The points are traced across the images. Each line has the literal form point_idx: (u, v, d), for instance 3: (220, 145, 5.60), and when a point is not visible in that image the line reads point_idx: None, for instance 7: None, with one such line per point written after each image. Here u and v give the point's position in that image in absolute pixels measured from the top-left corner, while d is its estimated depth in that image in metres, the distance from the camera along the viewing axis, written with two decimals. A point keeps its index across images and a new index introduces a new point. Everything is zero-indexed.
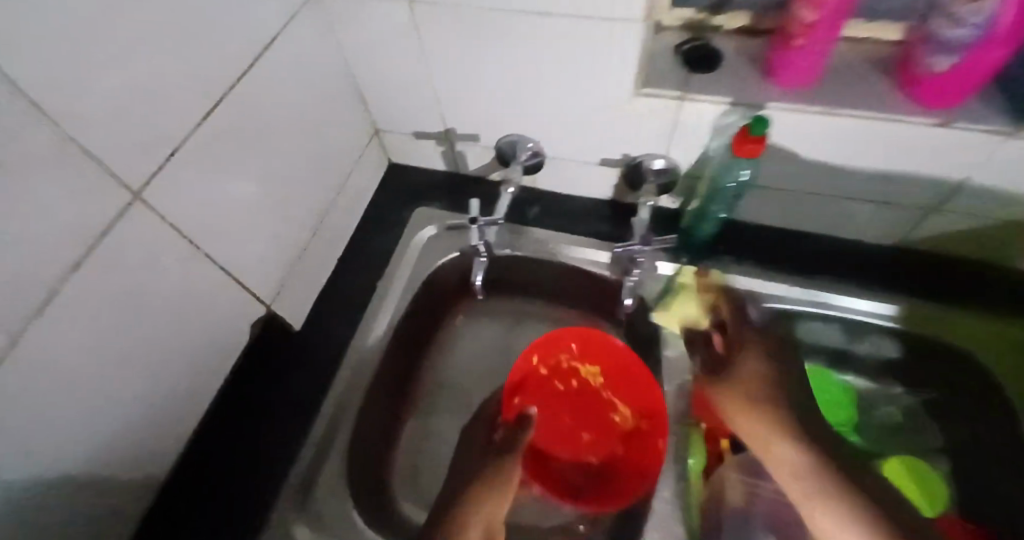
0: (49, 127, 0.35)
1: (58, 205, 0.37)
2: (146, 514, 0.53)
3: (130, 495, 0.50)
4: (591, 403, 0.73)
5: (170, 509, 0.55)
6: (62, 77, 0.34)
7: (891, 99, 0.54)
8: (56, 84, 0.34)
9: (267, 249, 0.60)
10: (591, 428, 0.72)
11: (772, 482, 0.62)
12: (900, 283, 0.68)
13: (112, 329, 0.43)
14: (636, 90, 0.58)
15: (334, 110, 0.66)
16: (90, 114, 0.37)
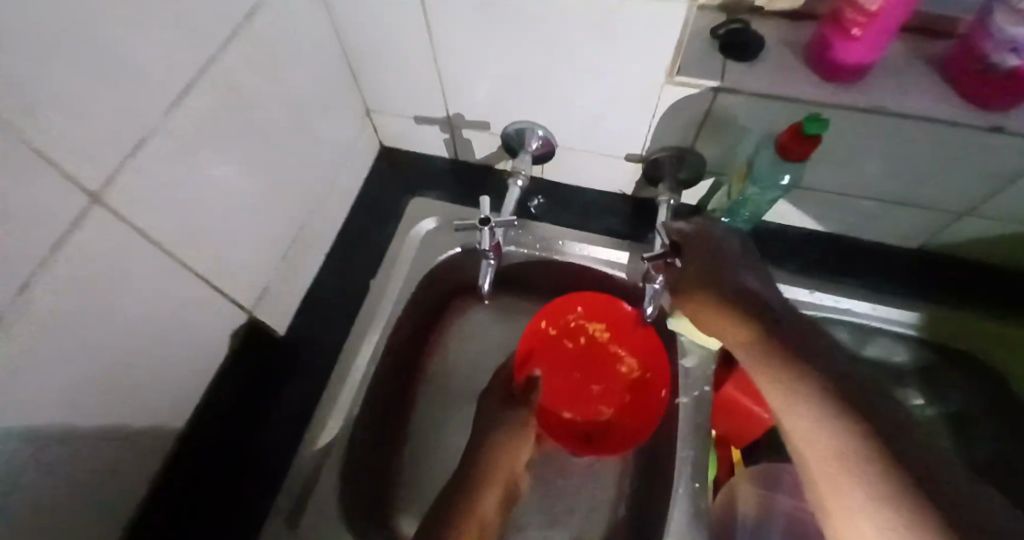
0: None
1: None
2: None
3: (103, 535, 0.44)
4: (600, 359, 0.71)
5: None
6: None
7: (941, 97, 0.49)
8: None
9: (251, 250, 0.53)
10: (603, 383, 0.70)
11: (788, 495, 0.60)
12: (921, 289, 0.64)
13: (70, 361, 0.36)
14: (669, 79, 0.51)
15: (323, 90, 0.58)
16: (27, 103, 0.29)
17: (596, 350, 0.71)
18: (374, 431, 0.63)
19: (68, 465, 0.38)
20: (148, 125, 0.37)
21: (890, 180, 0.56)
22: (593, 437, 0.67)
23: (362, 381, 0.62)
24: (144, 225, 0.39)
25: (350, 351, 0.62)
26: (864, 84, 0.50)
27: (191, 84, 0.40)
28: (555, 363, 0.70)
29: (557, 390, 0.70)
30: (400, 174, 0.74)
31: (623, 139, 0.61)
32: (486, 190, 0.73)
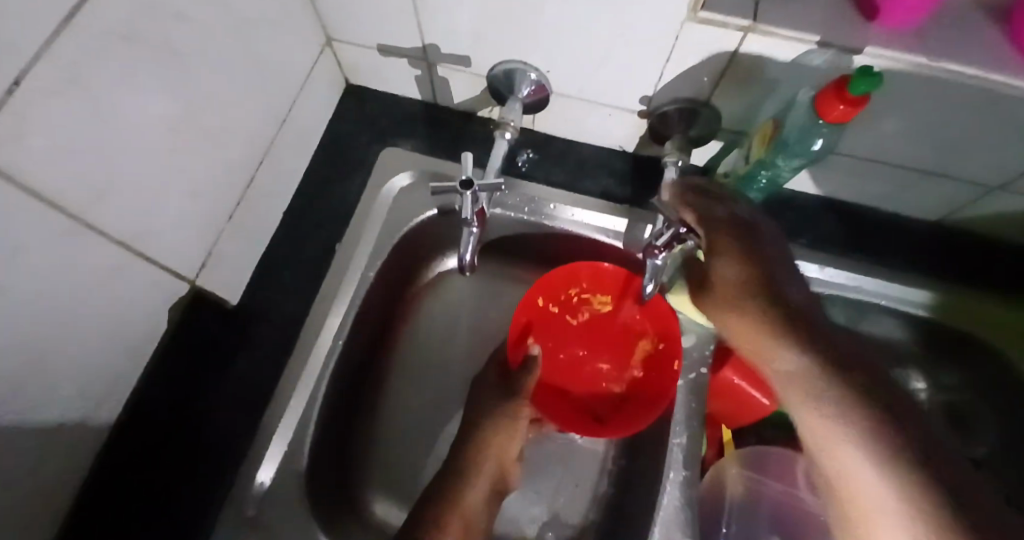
0: None
1: None
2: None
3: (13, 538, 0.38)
4: (604, 336, 0.64)
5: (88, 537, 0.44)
6: None
7: (1002, 53, 0.42)
8: None
9: (186, 208, 0.44)
10: (609, 359, 0.64)
11: (775, 480, 0.57)
12: (934, 267, 0.60)
13: None
14: (691, 15, 0.42)
15: (272, 10, 0.48)
16: None
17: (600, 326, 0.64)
18: (342, 409, 0.58)
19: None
20: (34, 47, 0.27)
21: (925, 148, 0.50)
22: (603, 416, 0.60)
23: (326, 361, 0.54)
24: (32, 182, 0.30)
25: (314, 323, 0.54)
26: (922, 34, 0.42)
27: None
28: (553, 341, 0.64)
29: (556, 369, 0.63)
30: (368, 117, 0.64)
31: (629, 87, 0.52)
32: (467, 139, 0.64)
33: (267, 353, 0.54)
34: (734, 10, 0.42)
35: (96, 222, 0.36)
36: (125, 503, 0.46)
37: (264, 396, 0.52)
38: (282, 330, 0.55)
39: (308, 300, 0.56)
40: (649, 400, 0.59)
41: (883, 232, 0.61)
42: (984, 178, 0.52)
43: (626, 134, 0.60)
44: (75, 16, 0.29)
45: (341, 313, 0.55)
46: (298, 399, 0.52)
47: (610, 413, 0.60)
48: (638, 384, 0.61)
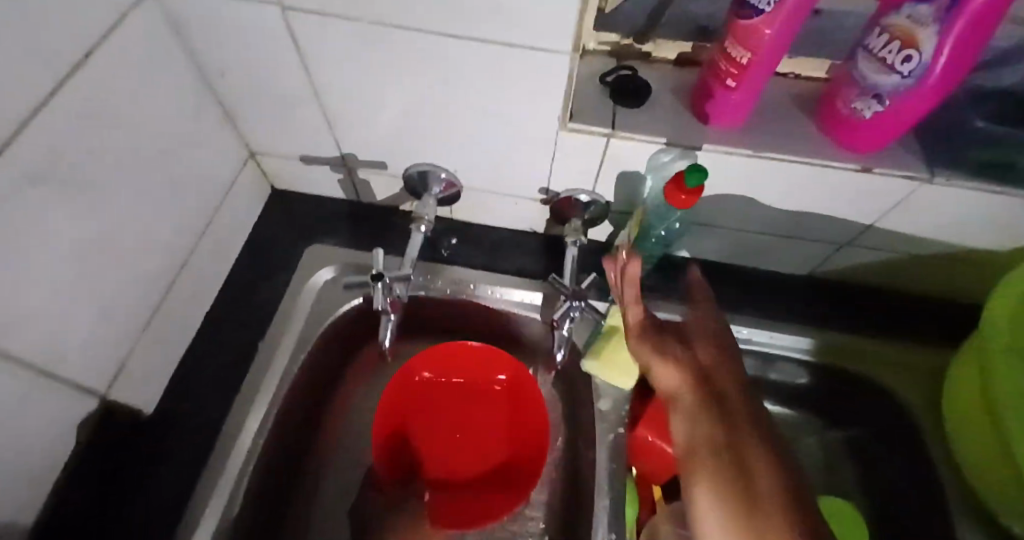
0: None
1: None
2: None
3: None
4: (469, 405, 0.68)
5: None
6: None
7: (815, 139, 0.52)
8: None
9: (101, 321, 0.46)
10: (447, 417, 0.68)
11: None
12: (813, 314, 0.67)
13: None
14: (563, 125, 0.51)
15: (191, 132, 0.53)
16: None
17: (454, 396, 0.68)
18: (268, 508, 0.57)
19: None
20: None
21: (775, 217, 0.59)
22: (438, 457, 0.67)
23: (247, 461, 0.54)
24: None
25: (233, 423, 0.55)
26: (747, 131, 0.51)
27: (15, 135, 0.34)
28: (406, 410, 0.67)
29: (436, 447, 0.67)
30: (293, 217, 0.69)
31: (525, 179, 0.60)
32: (389, 231, 0.69)
33: (184, 461, 0.53)
34: (595, 120, 0.51)
35: (8, 347, 0.37)
36: None
37: (181, 504, 0.51)
38: (202, 434, 0.55)
39: (233, 399, 0.57)
40: (457, 451, 0.67)
41: (767, 285, 0.69)
42: (833, 235, 0.61)
43: (532, 217, 0.67)
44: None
45: (263, 410, 0.56)
46: (217, 500, 0.51)
47: (496, 495, 0.64)
48: (452, 437, 0.68)
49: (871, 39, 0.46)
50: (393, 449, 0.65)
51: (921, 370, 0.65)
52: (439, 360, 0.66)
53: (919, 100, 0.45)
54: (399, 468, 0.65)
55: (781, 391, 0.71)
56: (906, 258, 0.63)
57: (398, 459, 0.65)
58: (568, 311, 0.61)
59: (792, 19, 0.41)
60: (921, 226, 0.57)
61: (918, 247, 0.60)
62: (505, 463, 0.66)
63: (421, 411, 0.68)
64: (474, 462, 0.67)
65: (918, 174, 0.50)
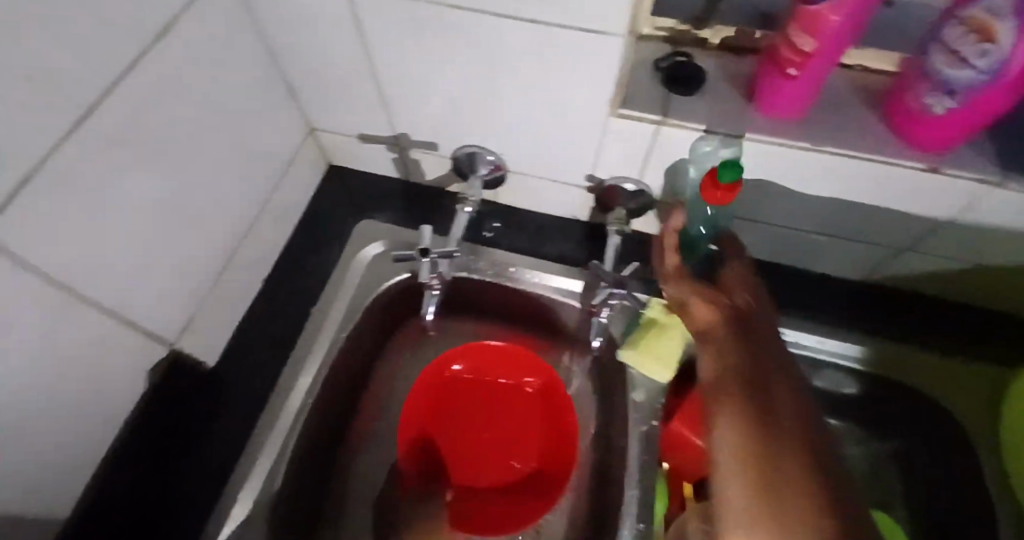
0: None
1: None
2: None
3: None
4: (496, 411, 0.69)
5: None
6: None
7: (878, 135, 0.50)
8: None
9: (171, 278, 0.49)
10: (471, 414, 0.69)
11: None
12: (865, 320, 0.64)
13: None
14: (612, 111, 0.51)
15: (258, 107, 0.56)
16: None
17: (480, 394, 0.70)
18: (314, 466, 0.61)
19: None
20: (46, 148, 0.34)
21: (830, 216, 0.57)
22: (461, 456, 0.68)
23: (294, 420, 0.57)
24: (37, 259, 0.36)
25: (284, 384, 0.59)
26: (806, 122, 0.50)
27: (100, 101, 0.37)
28: (433, 405, 0.68)
29: (461, 449, 0.68)
30: (347, 193, 0.72)
31: (572, 164, 0.60)
32: (436, 211, 0.71)
33: (237, 412, 0.57)
34: (646, 108, 0.50)
35: (92, 295, 0.41)
36: None
37: (234, 453, 0.55)
38: (255, 390, 0.59)
39: (284, 361, 0.60)
40: (479, 451, 0.68)
41: (818, 288, 0.66)
42: (892, 239, 0.59)
43: (576, 204, 0.67)
44: (84, 119, 0.37)
45: (311, 373, 0.60)
46: (266, 454, 0.55)
47: (516, 501, 0.64)
48: (475, 437, 0.69)
49: (945, 32, 0.43)
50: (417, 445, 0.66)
51: (972, 384, 0.63)
52: (471, 354, 0.69)
53: (996, 96, 0.43)
54: (421, 462, 0.66)
55: (826, 399, 0.68)
56: (972, 268, 0.59)
57: (421, 455, 0.67)
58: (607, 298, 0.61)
59: (859, 7, 0.39)
60: (991, 233, 0.53)
61: (987, 256, 0.57)
62: (528, 474, 0.66)
63: (447, 406, 0.69)
64: (497, 461, 0.67)
65: (989, 177, 0.48)
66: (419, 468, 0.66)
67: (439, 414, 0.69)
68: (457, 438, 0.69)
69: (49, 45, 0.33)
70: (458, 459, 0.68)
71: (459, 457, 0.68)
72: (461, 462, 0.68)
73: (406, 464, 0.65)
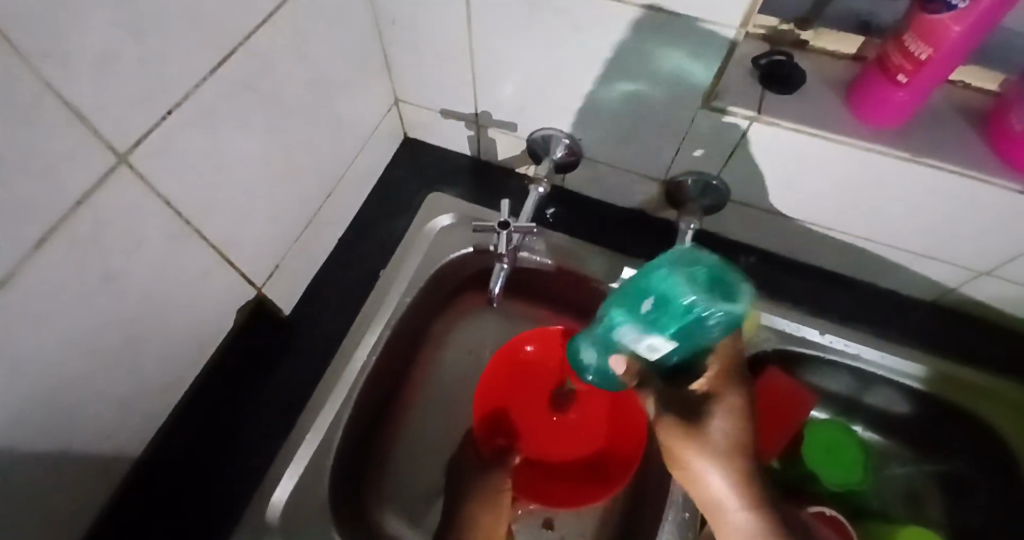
0: (32, 77, 0.27)
1: (35, 174, 0.29)
2: (133, 491, 0.48)
3: (92, 496, 0.44)
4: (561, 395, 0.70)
5: (161, 494, 0.50)
6: (50, 16, 0.27)
7: (975, 153, 0.49)
8: (50, 25, 0.27)
9: (266, 227, 0.52)
10: (542, 395, 0.70)
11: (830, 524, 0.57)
12: (930, 341, 0.63)
13: (88, 311, 0.36)
14: (705, 104, 0.51)
15: (355, 72, 0.58)
16: (83, 63, 0.30)
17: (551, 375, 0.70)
18: (368, 421, 0.63)
19: (43, 424, 0.37)
20: (185, 89, 0.37)
21: (912, 231, 0.57)
22: (530, 430, 0.70)
23: (357, 376, 0.60)
24: (165, 191, 0.39)
25: (351, 340, 0.61)
26: (904, 132, 0.49)
27: (234, 51, 0.40)
28: (504, 384, 0.69)
29: (529, 426, 0.70)
30: (422, 165, 0.73)
31: (651, 154, 0.61)
32: (505, 190, 0.72)
33: (308, 360, 0.60)
34: (742, 103, 0.50)
35: (202, 232, 0.44)
36: (188, 469, 0.52)
37: (299, 399, 0.58)
38: (324, 343, 0.61)
39: (351, 319, 0.62)
40: (548, 430, 0.70)
41: (882, 303, 0.66)
42: (971, 262, 0.57)
43: (649, 197, 0.67)
44: (219, 67, 0.39)
45: (377, 332, 0.62)
46: (330, 405, 0.58)
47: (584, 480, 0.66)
48: (544, 416, 0.70)
49: None
50: (489, 420, 0.68)
51: None
52: (546, 339, 0.67)
53: None
54: (494, 439, 0.68)
55: (880, 417, 0.69)
56: None
57: (492, 431, 0.68)
58: None
59: (984, 20, 0.39)
60: None
61: None
62: (591, 457, 0.68)
63: (518, 385, 0.70)
64: (566, 440, 0.69)
65: None
66: (489, 442, 0.68)
67: (508, 391, 0.69)
68: (527, 416, 0.70)
69: None
70: (530, 438, 0.70)
71: (526, 434, 0.70)
72: (530, 439, 0.70)
73: (481, 440, 0.67)
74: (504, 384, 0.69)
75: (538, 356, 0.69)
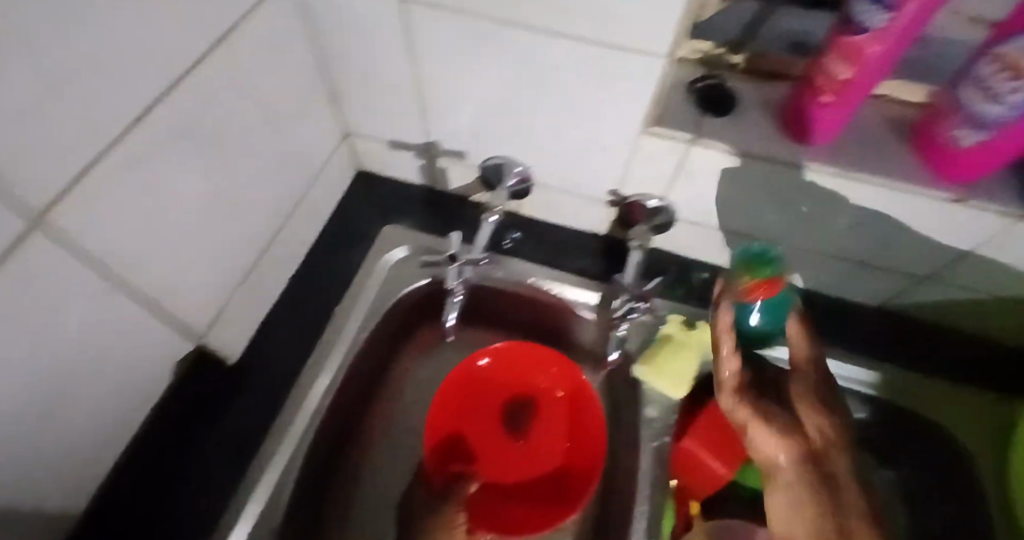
0: None
1: None
2: None
3: None
4: (519, 415, 0.70)
5: None
6: None
7: (906, 165, 0.50)
8: None
9: (209, 271, 0.51)
10: (497, 417, 0.70)
11: None
12: (874, 348, 0.66)
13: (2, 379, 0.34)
14: (645, 128, 0.52)
15: (300, 109, 0.57)
16: None
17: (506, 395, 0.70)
18: (324, 463, 0.61)
19: None
20: (110, 141, 0.35)
21: (853, 242, 0.58)
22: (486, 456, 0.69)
23: (310, 420, 0.58)
24: (87, 246, 0.37)
25: (305, 381, 0.59)
26: (835, 147, 0.50)
27: (162, 98, 0.39)
28: (460, 405, 0.69)
29: (487, 448, 0.69)
30: (375, 197, 0.73)
31: (599, 178, 0.61)
32: (459, 219, 0.72)
33: (257, 406, 0.58)
34: (680, 127, 0.52)
35: (133, 283, 0.42)
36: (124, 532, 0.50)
37: (248, 449, 0.56)
38: (276, 387, 0.59)
39: (304, 358, 0.61)
40: (504, 453, 0.69)
41: (828, 312, 0.68)
42: (910, 268, 0.59)
43: (603, 221, 0.68)
44: (146, 115, 0.38)
45: (330, 373, 0.60)
46: (283, 451, 0.56)
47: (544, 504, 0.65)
48: (499, 439, 0.70)
49: (980, 66, 0.43)
50: (445, 447, 0.67)
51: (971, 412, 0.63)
52: (503, 355, 0.69)
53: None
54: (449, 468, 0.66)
55: None
56: (988, 301, 0.60)
57: (449, 458, 0.67)
58: (629, 311, 0.64)
59: (900, 40, 0.40)
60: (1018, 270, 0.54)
61: (1005, 290, 0.58)
62: (552, 473, 0.68)
63: (474, 407, 0.70)
64: (524, 464, 0.69)
65: (1013, 210, 0.48)
66: (443, 470, 0.66)
67: (463, 414, 0.69)
68: (483, 439, 0.69)
69: (126, 44, 0.34)
70: (486, 463, 0.68)
71: (482, 458, 0.69)
72: (486, 464, 0.68)
73: (434, 468, 0.65)
74: (460, 407, 0.69)
75: (494, 374, 0.70)
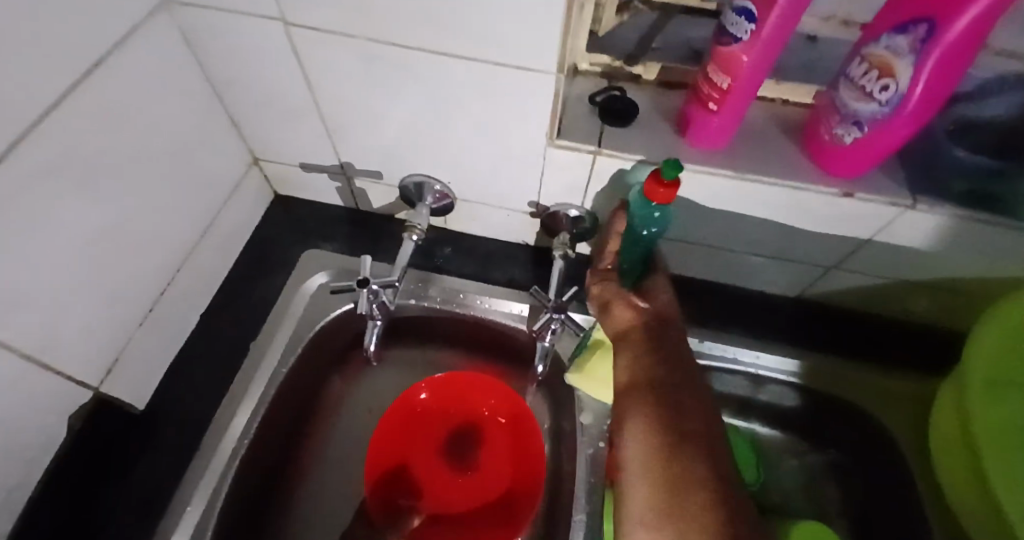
0: None
1: None
2: None
3: None
4: (464, 439, 0.70)
5: None
6: None
7: (798, 164, 0.53)
8: None
9: (100, 314, 0.48)
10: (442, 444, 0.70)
11: None
12: (795, 336, 0.68)
13: None
14: (551, 140, 0.52)
15: (195, 138, 0.55)
16: None
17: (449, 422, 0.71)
18: (250, 503, 0.59)
19: None
20: None
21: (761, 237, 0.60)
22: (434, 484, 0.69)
23: (230, 460, 0.55)
24: None
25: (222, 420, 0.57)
26: (731, 152, 0.52)
27: (24, 138, 0.36)
28: (401, 436, 0.69)
29: (433, 475, 0.69)
30: (293, 222, 0.71)
31: (514, 190, 0.61)
32: (382, 238, 0.71)
33: (170, 450, 0.55)
34: (583, 139, 0.52)
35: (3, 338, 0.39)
36: None
37: (160, 498, 0.53)
38: (190, 429, 0.57)
39: (222, 396, 0.58)
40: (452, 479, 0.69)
41: (752, 305, 0.70)
42: (817, 258, 0.62)
43: (526, 231, 0.68)
44: (6, 159, 0.35)
45: (247, 413, 0.58)
46: (199, 496, 0.53)
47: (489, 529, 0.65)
48: (446, 465, 0.70)
49: (852, 67, 0.47)
50: (388, 480, 0.67)
51: (890, 392, 0.66)
52: (439, 385, 0.69)
53: (899, 127, 0.45)
54: (394, 500, 0.67)
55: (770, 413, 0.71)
56: (892, 284, 0.63)
57: (394, 490, 0.67)
58: (549, 322, 0.63)
59: (771, 50, 0.42)
60: (913, 254, 0.57)
61: (905, 274, 0.61)
62: (499, 494, 0.67)
63: (416, 436, 0.70)
64: (471, 487, 0.69)
65: (899, 200, 0.51)
66: (386, 503, 0.66)
67: (406, 445, 0.69)
68: (429, 468, 0.70)
69: None
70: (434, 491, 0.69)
71: (429, 487, 0.69)
72: (434, 491, 0.69)
73: (377, 503, 0.66)
74: (401, 437, 0.69)
75: (434, 404, 0.70)
